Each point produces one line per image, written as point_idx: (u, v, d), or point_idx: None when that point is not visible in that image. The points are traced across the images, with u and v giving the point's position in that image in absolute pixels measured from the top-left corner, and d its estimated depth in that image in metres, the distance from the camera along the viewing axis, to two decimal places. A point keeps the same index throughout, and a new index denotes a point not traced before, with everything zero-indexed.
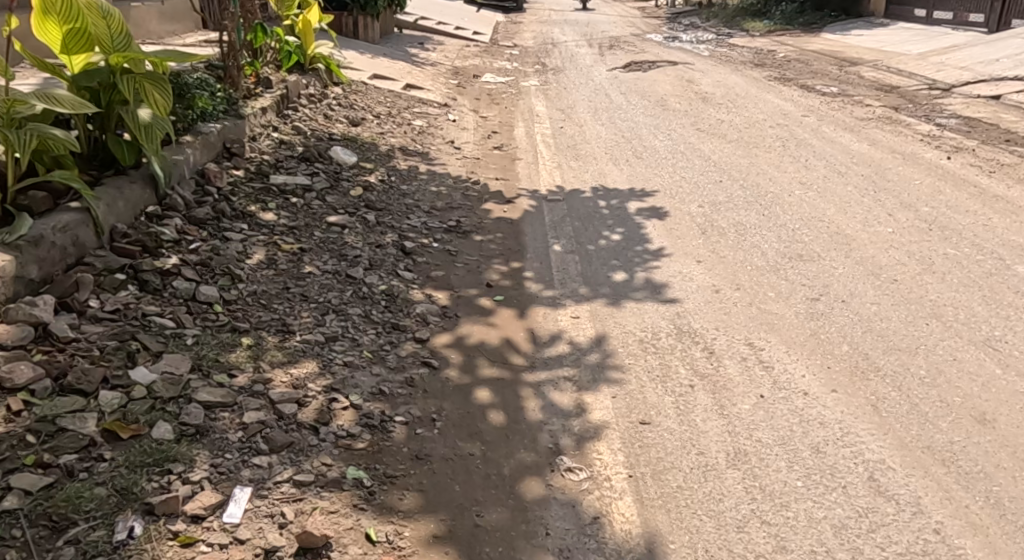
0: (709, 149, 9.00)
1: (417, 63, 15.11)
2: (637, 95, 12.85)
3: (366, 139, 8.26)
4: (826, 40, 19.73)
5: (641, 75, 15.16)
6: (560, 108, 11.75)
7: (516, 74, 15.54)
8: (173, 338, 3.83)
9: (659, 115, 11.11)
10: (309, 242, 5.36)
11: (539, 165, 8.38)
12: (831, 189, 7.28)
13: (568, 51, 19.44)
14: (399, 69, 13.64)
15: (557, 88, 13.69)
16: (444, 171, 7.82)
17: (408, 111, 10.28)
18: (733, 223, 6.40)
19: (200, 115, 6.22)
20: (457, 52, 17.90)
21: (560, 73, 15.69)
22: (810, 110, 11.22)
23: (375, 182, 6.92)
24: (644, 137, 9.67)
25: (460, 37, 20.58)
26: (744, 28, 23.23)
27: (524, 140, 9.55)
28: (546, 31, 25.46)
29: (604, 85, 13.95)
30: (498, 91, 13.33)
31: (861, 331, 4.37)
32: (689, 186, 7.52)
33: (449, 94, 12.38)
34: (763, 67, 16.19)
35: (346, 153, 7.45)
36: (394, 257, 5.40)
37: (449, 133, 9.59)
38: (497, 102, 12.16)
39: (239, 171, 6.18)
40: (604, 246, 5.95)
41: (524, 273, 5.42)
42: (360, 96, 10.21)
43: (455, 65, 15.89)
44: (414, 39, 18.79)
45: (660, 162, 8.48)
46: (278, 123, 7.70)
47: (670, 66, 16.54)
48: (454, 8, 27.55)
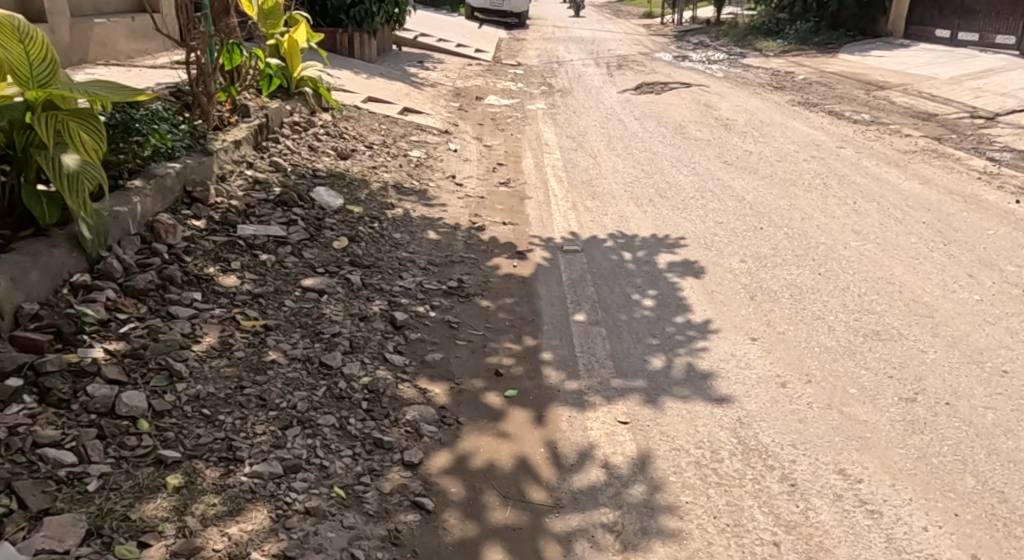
0: (741, 187, 8.04)
1: (416, 84, 14.17)
2: (653, 121, 11.89)
3: (355, 175, 7.29)
4: (847, 61, 18.84)
5: (655, 98, 14.21)
6: (571, 135, 10.79)
7: (522, 95, 14.59)
8: (68, 484, 2.92)
9: (680, 145, 10.14)
10: (276, 316, 4.35)
11: (551, 205, 7.41)
12: (892, 239, 6.32)
13: (575, 72, 18.53)
14: (396, 91, 12.68)
15: (565, 112, 12.72)
16: (445, 215, 6.86)
17: (405, 140, 9.31)
18: (785, 284, 5.43)
19: (154, 154, 5.25)
20: (459, 71, 16.94)
21: (569, 95, 14.74)
22: (845, 141, 10.27)
23: (363, 231, 5.93)
24: (667, 172, 8.71)
25: (462, 56, 19.64)
26: (758, 46, 22.34)
27: (533, 174, 8.59)
28: (551, 48, 24.54)
29: (617, 110, 12.99)
30: (503, 116, 12.37)
31: (990, 457, 3.45)
32: (725, 234, 6.56)
33: (450, 119, 11.43)
34: (785, 89, 15.25)
35: (330, 194, 6.47)
36: (382, 336, 4.38)
37: (450, 165, 8.63)
38: (502, 128, 11.21)
39: (198, 222, 5.19)
40: (635, 315, 4.97)
41: (541, 354, 4.43)
42: (351, 123, 9.24)
43: (456, 86, 14.95)
44: (413, 57, 17.88)
45: (688, 202, 7.52)
46: (254, 157, 6.72)
47: (685, 88, 15.60)
48: (455, 24, 26.61)
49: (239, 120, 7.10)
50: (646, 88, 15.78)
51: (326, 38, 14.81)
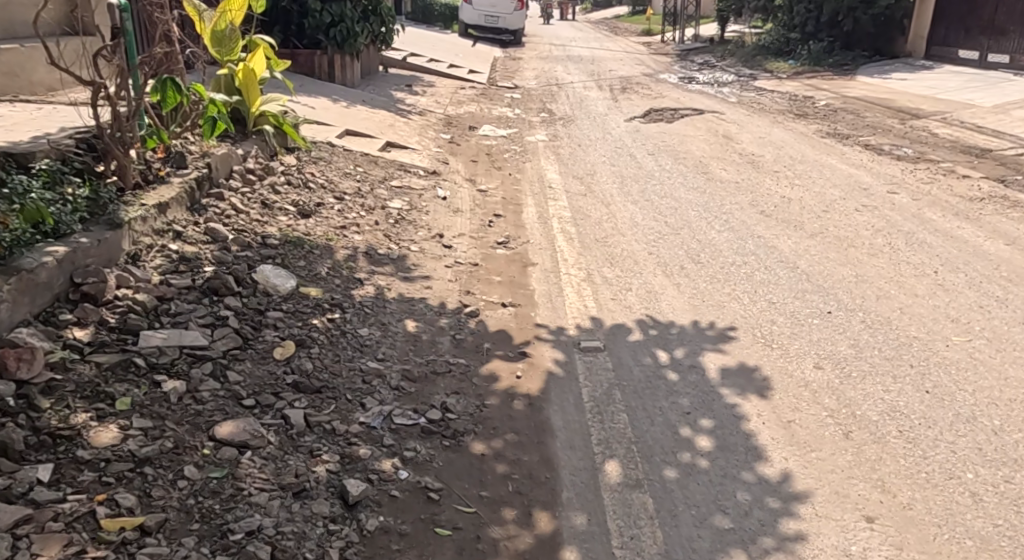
0: (788, 247, 6.64)
1: (403, 112, 12.79)
2: (669, 157, 10.50)
3: (317, 241, 5.92)
4: (868, 84, 17.55)
5: (667, 128, 12.84)
6: (576, 176, 9.41)
7: (520, 125, 13.21)
8: None
9: (704, 189, 8.74)
10: (165, 500, 3.04)
11: (560, 275, 6.02)
12: (1003, 329, 4.94)
13: (576, 95, 17.19)
14: (379, 121, 11.29)
15: (568, 145, 11.34)
16: (427, 294, 5.46)
17: (384, 186, 7.91)
18: (882, 412, 4.03)
19: (25, 238, 3.89)
20: (450, 96, 15.55)
21: (572, 123, 13.36)
22: (894, 182, 8.92)
23: (319, 331, 4.51)
24: (695, 226, 7.31)
25: (453, 77, 18.26)
26: (771, 67, 21.01)
27: (536, 230, 7.19)
28: (549, 68, 23.18)
29: (627, 142, 11.61)
30: (499, 150, 10.98)
31: None
32: (785, 320, 5.16)
33: (438, 155, 10.07)
34: (808, 117, 13.88)
35: (277, 272, 5.05)
36: (324, 533, 3.05)
37: (436, 218, 7.23)
38: (497, 167, 9.83)
39: (82, 333, 3.77)
40: (687, 466, 3.59)
41: (561, 550, 3.13)
42: (321, 165, 7.83)
43: (447, 114, 13.56)
44: (401, 79, 16.54)
45: (729, 270, 6.12)
46: (185, 223, 5.34)
47: (699, 116, 14.23)
48: (448, 43, 25.24)
49: (172, 173, 5.71)
50: (656, 116, 14.42)
51: (304, 60, 13.39)
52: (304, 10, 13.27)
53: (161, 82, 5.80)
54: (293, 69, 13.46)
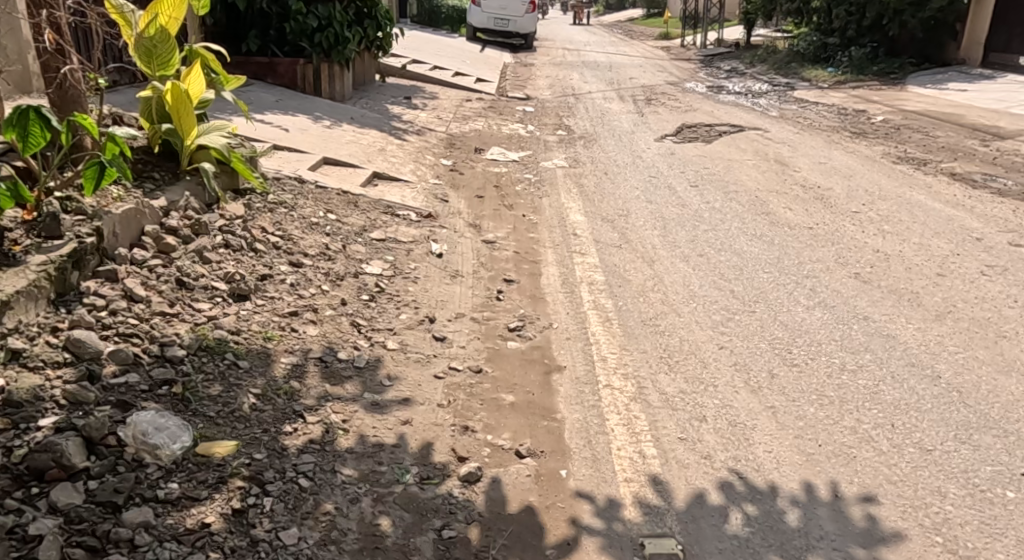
0: (911, 336, 4.85)
1: (398, 131, 10.97)
2: (716, 190, 8.71)
3: (251, 342, 4.07)
4: (922, 95, 15.75)
5: (706, 151, 11.05)
6: (606, 219, 7.63)
7: (535, 145, 11.42)
8: None
9: (770, 238, 6.94)
10: None
11: (600, 389, 4.22)
12: None
13: (595, 108, 15.43)
14: (366, 145, 9.48)
15: (592, 174, 9.56)
16: (405, 436, 3.65)
17: (361, 240, 6.11)
18: None
19: None
20: (454, 109, 13.80)
21: (595, 144, 11.57)
22: (1008, 227, 7.14)
23: (209, 552, 2.84)
24: (772, 300, 5.53)
25: (456, 87, 16.42)
26: (807, 76, 19.21)
27: (560, 308, 5.42)
28: (564, 77, 21.33)
29: (662, 169, 9.83)
30: (510, 181, 9.20)
31: None
32: (956, 483, 3.44)
33: (436, 190, 8.32)
34: (867, 135, 12.08)
35: (158, 425, 3.20)
36: None
37: (427, 291, 5.44)
38: (507, 205, 8.05)
39: None
40: None
41: None
42: (278, 213, 6.02)
43: (449, 133, 11.75)
44: (400, 90, 14.80)
45: (840, 381, 4.33)
46: (35, 332, 3.54)
47: (739, 135, 12.45)
48: (454, 49, 23.49)
49: (32, 249, 3.92)
50: (689, 135, 12.63)
51: (284, 70, 11.58)
52: (285, 13, 11.45)
53: (19, 113, 4.05)
54: (272, 80, 11.62)
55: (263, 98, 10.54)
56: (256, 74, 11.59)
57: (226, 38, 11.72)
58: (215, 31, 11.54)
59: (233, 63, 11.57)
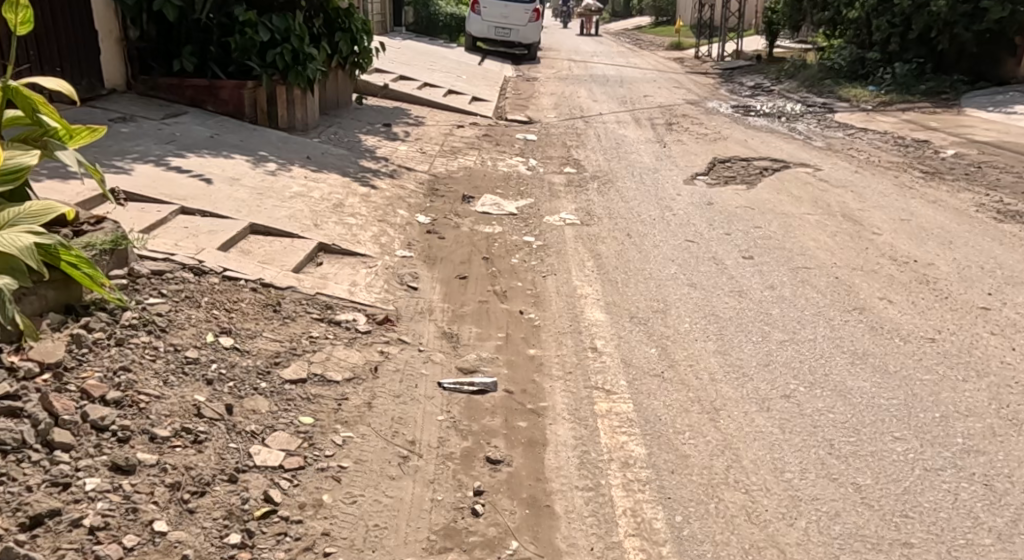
0: None
1: (367, 173, 8.84)
2: (778, 263, 6.61)
3: None
4: (989, 120, 13.63)
5: (750, 199, 8.95)
6: (637, 317, 5.50)
7: (537, 191, 9.31)
8: None
9: (877, 357, 4.80)
10: None
11: None
12: None
13: (609, 134, 13.37)
14: (318, 197, 7.33)
15: (611, 237, 7.44)
16: None
17: (266, 388, 3.92)
18: None
19: None
20: (443, 138, 11.70)
21: (611, 188, 9.47)
22: None
23: None
24: (924, 508, 3.38)
25: (448, 109, 14.29)
26: (846, 97, 17.13)
27: (576, 530, 3.26)
28: (571, 94, 19.29)
29: (699, 228, 7.70)
30: (504, 248, 7.08)
31: None
32: None
33: (403, 268, 6.20)
34: (944, 174, 9.97)
35: None
36: None
37: (356, 500, 3.27)
38: (496, 293, 5.91)
39: None
40: None
41: None
42: (133, 346, 3.85)
43: (432, 173, 9.63)
44: (381, 113, 12.74)
45: None
46: None
47: (786, 174, 10.35)
48: (450, 61, 21.50)
49: None
50: (723, 174, 10.54)
51: (228, 95, 9.34)
52: (231, 25, 9.42)
53: None
54: (215, 107, 9.39)
55: (196, 132, 8.38)
56: (195, 99, 9.36)
57: (156, 55, 9.47)
58: (142, 47, 9.30)
59: (165, 86, 9.31)
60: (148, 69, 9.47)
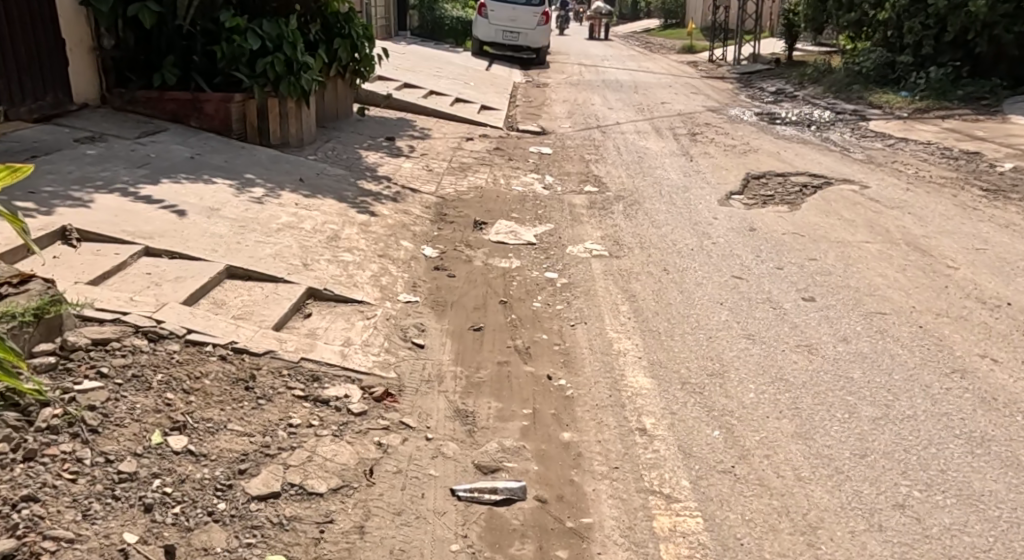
0: None
1: (367, 197, 7.92)
2: (846, 306, 5.69)
3: None
4: None
5: (796, 222, 8.02)
6: (690, 383, 4.58)
7: (556, 215, 8.39)
8: None
9: (1001, 445, 3.87)
10: None
11: None
12: None
13: (630, 146, 12.47)
14: (309, 230, 6.41)
15: (645, 274, 6.52)
16: None
17: (224, 513, 3.00)
18: None
19: None
20: (451, 152, 10.81)
21: (639, 211, 8.55)
22: None
23: None
24: None
25: (455, 120, 13.39)
26: (877, 103, 16.18)
27: None
28: (584, 101, 18.41)
29: (745, 261, 6.77)
30: (524, 288, 6.17)
31: None
32: None
33: (407, 318, 5.29)
34: (1006, 192, 9.04)
35: None
36: None
37: None
38: (518, 350, 4.97)
39: None
40: None
41: None
42: (52, 459, 3.04)
43: (440, 194, 8.71)
44: (384, 125, 11.84)
45: None
46: None
47: (829, 192, 9.43)
48: (457, 67, 20.61)
49: None
50: (759, 192, 9.61)
51: (214, 109, 8.42)
52: (216, 32, 8.52)
53: None
54: (198, 123, 8.48)
55: (174, 153, 7.45)
56: (176, 114, 8.46)
57: (134, 65, 8.54)
58: (119, 56, 8.38)
59: (143, 101, 8.40)
60: (125, 82, 8.54)
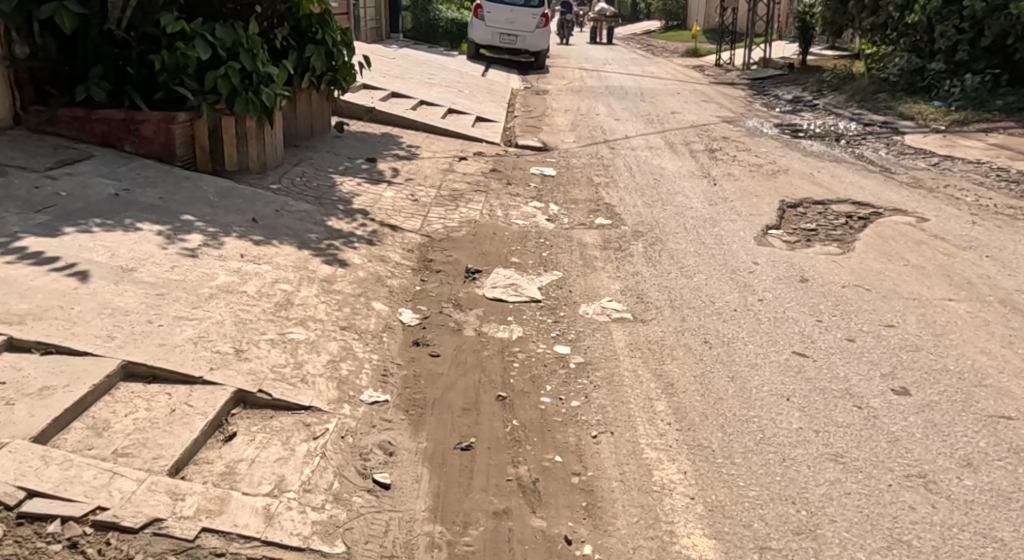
0: None
1: (336, 240, 6.53)
2: (955, 405, 4.31)
3: None
4: None
5: (855, 267, 6.64)
6: (773, 552, 3.21)
7: (564, 258, 7.00)
8: None
9: None
10: None
11: None
12: None
13: (643, 166, 11.10)
14: (253, 295, 5.01)
15: (681, 349, 5.12)
16: None
17: None
18: None
19: None
20: (441, 175, 9.41)
21: (663, 253, 7.16)
22: None
23: None
24: None
25: (447, 134, 12.00)
26: (909, 114, 14.81)
27: None
28: (588, 110, 17.04)
29: (805, 329, 5.38)
30: (527, 372, 4.76)
31: None
32: None
33: (369, 432, 3.88)
34: None
35: None
36: None
37: None
38: (524, 489, 3.56)
39: None
40: None
41: None
42: None
43: (425, 232, 7.31)
44: (365, 143, 10.45)
45: None
46: None
47: (882, 225, 8.08)
48: (451, 72, 19.23)
49: None
50: (800, 225, 8.25)
51: (152, 131, 7.06)
52: (156, 36, 7.24)
53: None
54: (133, 147, 7.12)
55: (94, 189, 6.07)
56: (108, 136, 7.12)
57: (57, 78, 7.27)
58: (37, 67, 7.08)
59: (67, 120, 7.09)
60: (47, 97, 7.26)
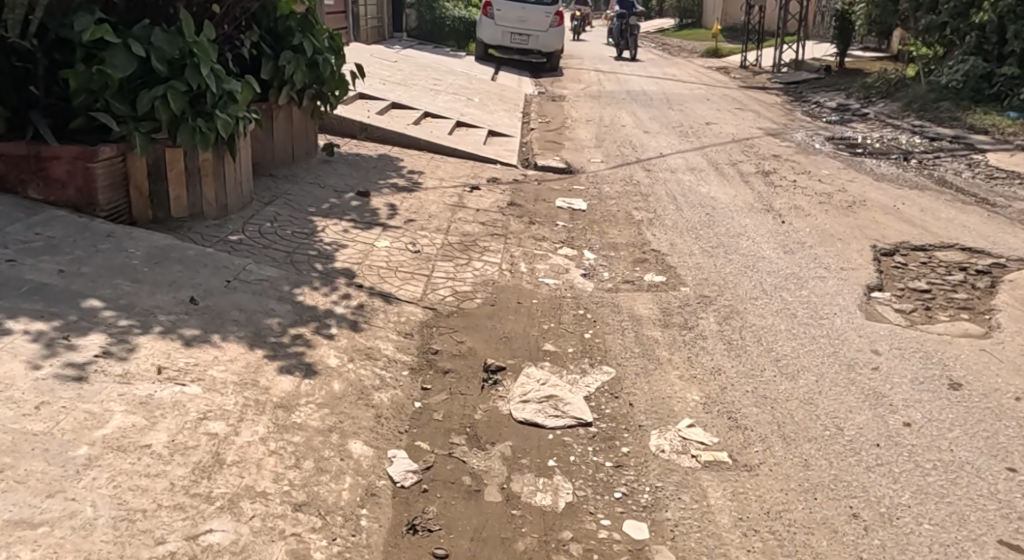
0: None
1: (306, 326, 4.77)
2: None
3: None
4: None
5: (1018, 362, 4.84)
6: None
7: (616, 342, 5.23)
8: None
9: None
10: None
11: None
12: None
13: (688, 194, 9.33)
14: (160, 454, 3.26)
15: (822, 530, 3.35)
16: None
17: None
18: None
19: None
20: (449, 214, 7.63)
21: (744, 332, 5.39)
22: None
23: None
24: None
25: (455, 155, 10.23)
26: (981, 126, 12.99)
27: None
28: (612, 120, 15.25)
29: (997, 485, 3.60)
30: None
31: None
32: None
33: None
34: None
35: None
36: None
37: None
38: None
39: None
40: None
41: None
42: None
43: (430, 302, 5.55)
44: (357, 169, 8.68)
45: None
46: None
47: (1015, 285, 6.30)
48: (459, 77, 17.46)
49: None
50: (906, 282, 6.48)
51: (64, 172, 5.40)
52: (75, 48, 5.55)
53: None
54: (40, 193, 5.46)
55: None
56: (8, 178, 5.46)
57: None
58: None
59: None
60: None
